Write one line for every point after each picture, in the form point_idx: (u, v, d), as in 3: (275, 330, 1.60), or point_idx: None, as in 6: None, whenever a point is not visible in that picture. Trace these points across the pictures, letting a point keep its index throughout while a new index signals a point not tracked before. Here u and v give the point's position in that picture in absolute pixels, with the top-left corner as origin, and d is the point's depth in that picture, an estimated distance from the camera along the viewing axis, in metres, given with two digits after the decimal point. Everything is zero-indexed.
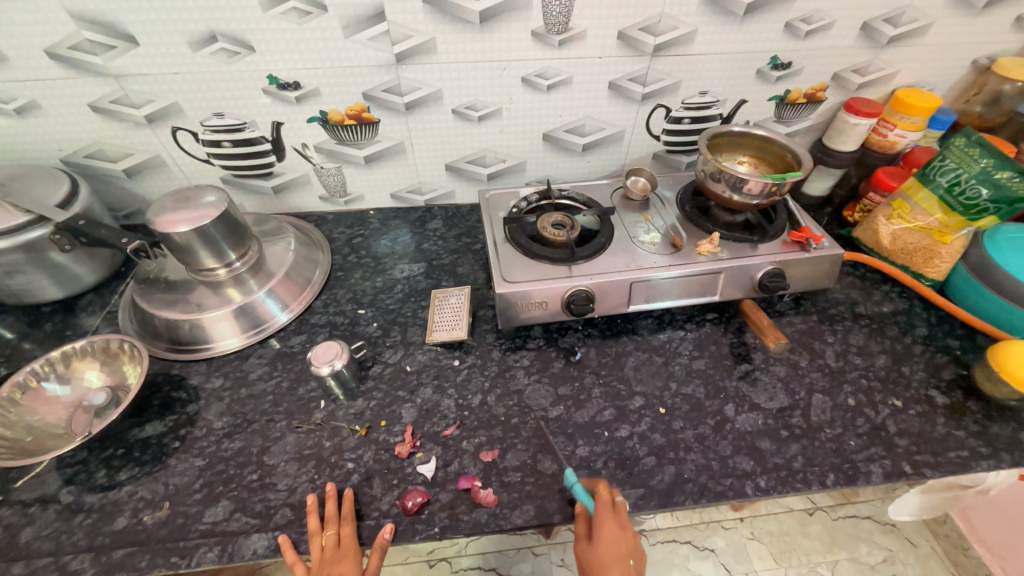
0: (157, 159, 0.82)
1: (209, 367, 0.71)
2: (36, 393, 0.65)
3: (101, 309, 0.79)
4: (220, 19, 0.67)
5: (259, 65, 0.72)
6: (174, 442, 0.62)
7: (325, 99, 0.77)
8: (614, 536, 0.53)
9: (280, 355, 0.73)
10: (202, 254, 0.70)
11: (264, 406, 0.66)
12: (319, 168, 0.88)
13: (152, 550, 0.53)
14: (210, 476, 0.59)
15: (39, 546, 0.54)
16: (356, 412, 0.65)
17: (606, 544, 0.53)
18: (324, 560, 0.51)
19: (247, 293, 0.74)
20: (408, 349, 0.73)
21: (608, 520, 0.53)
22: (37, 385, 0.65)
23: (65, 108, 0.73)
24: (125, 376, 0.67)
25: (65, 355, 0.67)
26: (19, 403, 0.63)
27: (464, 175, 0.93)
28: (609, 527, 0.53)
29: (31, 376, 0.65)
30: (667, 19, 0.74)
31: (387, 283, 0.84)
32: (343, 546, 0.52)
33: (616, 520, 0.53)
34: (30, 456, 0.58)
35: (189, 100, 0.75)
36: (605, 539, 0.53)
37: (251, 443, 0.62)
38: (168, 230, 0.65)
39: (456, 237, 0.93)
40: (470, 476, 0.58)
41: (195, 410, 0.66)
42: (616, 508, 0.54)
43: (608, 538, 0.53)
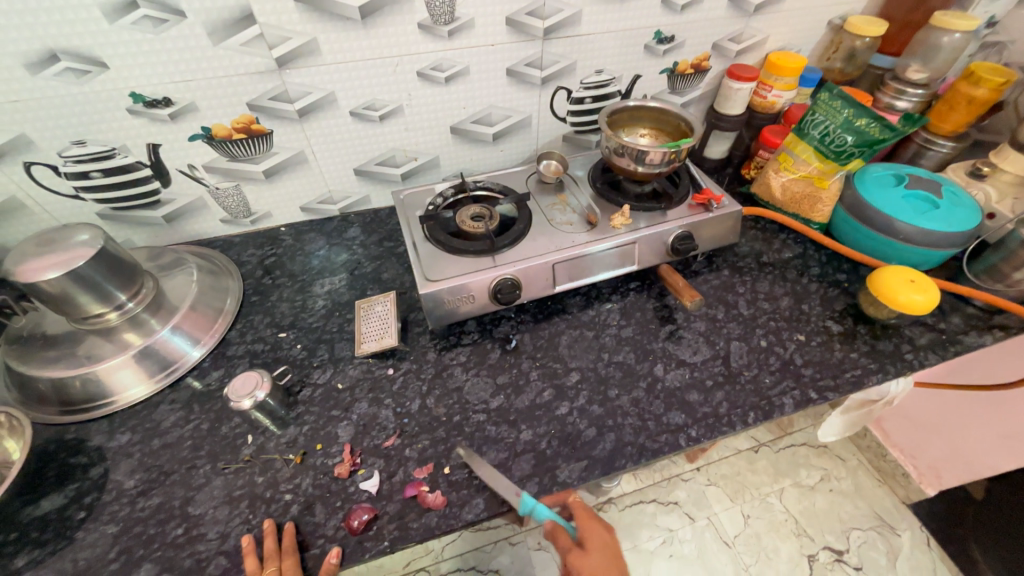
0: (13, 202, 0.72)
1: (112, 424, 0.64)
2: None
3: None
4: (57, 35, 0.59)
5: (118, 83, 0.65)
6: (80, 513, 0.55)
7: (205, 114, 0.71)
8: (596, 537, 0.59)
9: (196, 396, 0.67)
10: (83, 300, 0.62)
11: (182, 453, 0.61)
12: (214, 190, 0.82)
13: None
14: (127, 541, 0.53)
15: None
16: (288, 441, 0.61)
17: (600, 546, 0.58)
18: None
19: (147, 335, 0.68)
20: (338, 366, 0.70)
21: (590, 526, 0.59)
22: None
23: None
24: (9, 451, 0.59)
25: None
26: None
27: (376, 177, 0.90)
28: (591, 530, 0.59)
29: None
30: (551, 2, 0.75)
31: (309, 301, 0.80)
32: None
33: (595, 520, 0.60)
34: None
35: (39, 130, 0.66)
36: (595, 541, 0.59)
37: (172, 496, 0.57)
38: (36, 279, 0.58)
39: (378, 243, 0.90)
40: (417, 482, 0.57)
41: (101, 473, 0.59)
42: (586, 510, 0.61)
43: (594, 536, 0.59)
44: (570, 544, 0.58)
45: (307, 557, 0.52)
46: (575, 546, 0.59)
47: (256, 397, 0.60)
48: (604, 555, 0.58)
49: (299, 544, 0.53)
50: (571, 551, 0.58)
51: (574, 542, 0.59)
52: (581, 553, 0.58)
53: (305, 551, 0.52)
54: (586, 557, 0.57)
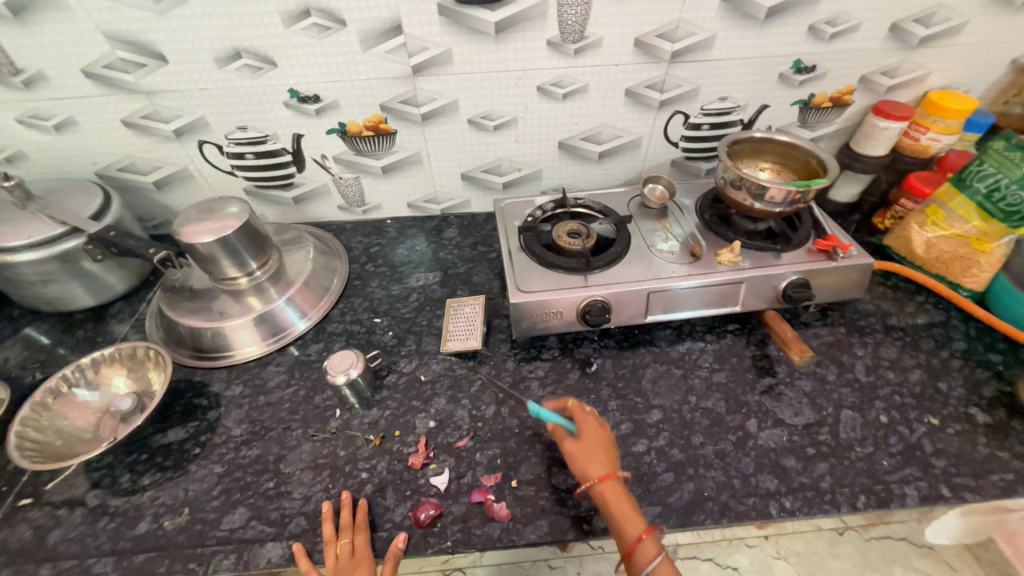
0: (184, 172, 0.85)
1: (229, 375, 0.73)
2: (67, 398, 0.67)
3: (130, 317, 0.82)
4: (244, 36, 0.69)
5: (281, 79, 0.74)
6: (195, 448, 0.63)
7: (343, 112, 0.79)
8: (588, 427, 0.57)
9: (298, 363, 0.74)
10: (224, 263, 0.72)
11: (281, 413, 0.67)
12: (338, 179, 0.90)
13: (171, 555, 0.54)
14: (228, 483, 0.60)
15: (68, 549, 0.55)
16: (370, 422, 0.65)
17: (591, 434, 0.57)
18: (338, 569, 0.50)
19: (267, 301, 0.76)
20: (422, 359, 0.73)
21: (585, 417, 0.59)
22: (68, 390, 0.68)
23: (100, 124, 0.77)
24: (151, 382, 0.69)
25: (94, 362, 0.69)
26: (51, 407, 0.66)
27: (480, 184, 0.93)
28: (586, 420, 0.58)
29: (62, 382, 0.67)
30: (685, 25, 0.73)
31: (403, 292, 0.85)
32: (357, 555, 0.51)
33: (591, 416, 0.59)
34: (60, 459, 0.60)
35: (214, 114, 0.77)
36: (588, 432, 0.57)
37: (268, 451, 0.63)
38: (192, 240, 0.67)
39: (472, 246, 0.93)
40: (484, 489, 0.58)
41: (215, 417, 0.67)
42: (586, 410, 0.60)
43: (590, 428, 0.57)
44: (565, 433, 0.57)
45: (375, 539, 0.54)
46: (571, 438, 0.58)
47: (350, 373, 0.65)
48: (593, 442, 0.56)
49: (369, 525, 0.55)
50: (565, 439, 0.57)
51: (570, 434, 0.58)
52: (573, 440, 0.57)
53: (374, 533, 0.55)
54: (577, 444, 0.56)
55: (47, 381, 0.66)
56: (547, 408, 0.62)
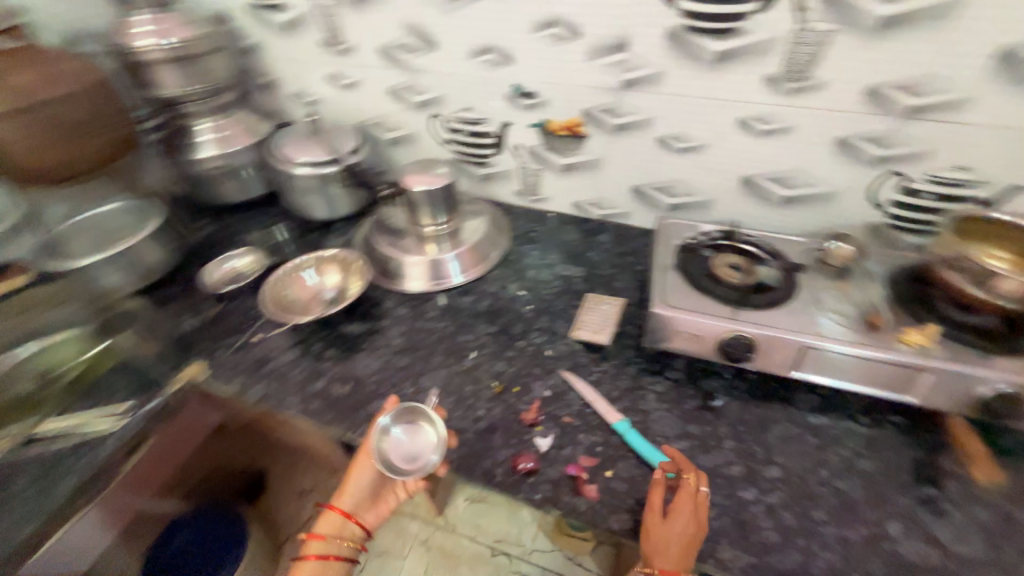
0: (412, 136, 1.05)
1: (399, 299, 0.89)
2: (296, 276, 0.88)
3: (344, 234, 1.05)
4: (498, 37, 0.84)
5: (512, 75, 0.88)
6: (364, 343, 0.80)
7: (550, 111, 0.90)
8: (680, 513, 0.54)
9: (450, 307, 0.87)
10: (423, 211, 0.89)
11: (429, 340, 0.80)
12: (524, 167, 1.02)
13: (332, 412, 0.69)
14: (380, 377, 0.74)
15: (270, 381, 0.74)
16: (496, 372, 0.74)
17: (676, 527, 0.53)
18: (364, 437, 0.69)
19: (440, 251, 0.91)
20: (552, 337, 0.80)
21: (684, 504, 0.55)
22: (298, 271, 0.89)
23: (373, 89, 1.01)
24: (349, 286, 0.87)
25: (320, 258, 0.90)
26: (286, 279, 0.87)
27: (647, 200, 0.96)
28: (683, 510, 0.54)
29: (297, 265, 0.89)
30: (935, 81, 0.66)
31: (549, 276, 0.93)
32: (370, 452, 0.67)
33: (690, 507, 0.55)
34: (282, 317, 0.80)
35: (452, 95, 0.95)
36: (677, 520, 0.53)
37: (413, 364, 0.76)
38: (410, 187, 0.86)
39: (621, 254, 0.97)
40: (578, 466, 0.62)
41: (383, 325, 0.83)
42: (692, 495, 0.55)
43: (680, 518, 0.53)
44: (656, 503, 0.55)
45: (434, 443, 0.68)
46: (658, 513, 0.55)
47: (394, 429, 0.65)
48: (676, 534, 0.52)
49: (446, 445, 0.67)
50: (652, 508, 0.55)
51: (659, 509, 0.55)
52: (658, 518, 0.54)
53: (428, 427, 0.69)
54: (657, 523, 0.53)
55: (289, 262, 0.89)
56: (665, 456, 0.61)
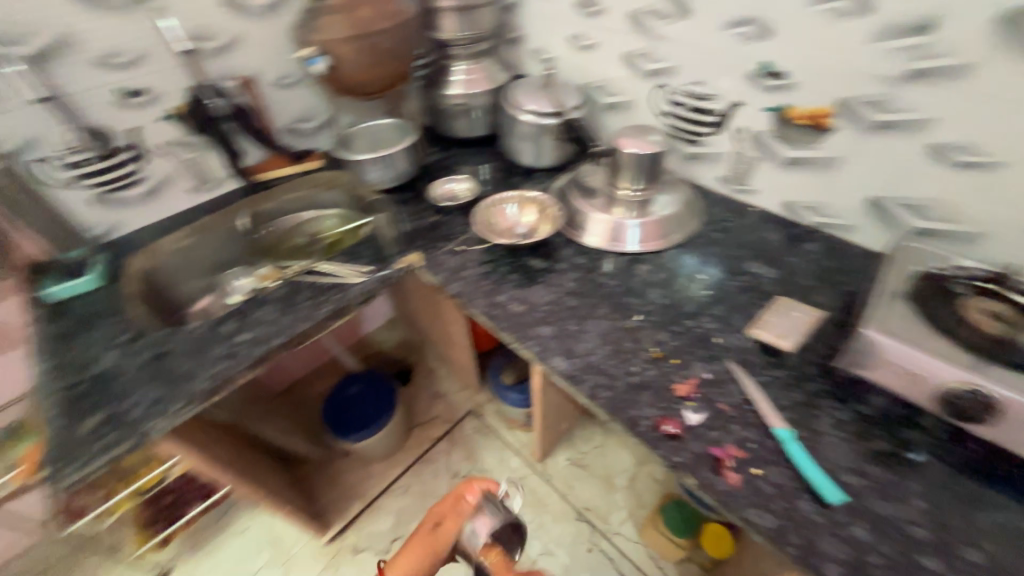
0: (630, 103, 1.08)
1: (578, 250, 0.95)
2: (500, 208, 0.99)
3: (540, 183, 1.15)
4: (763, 9, 0.80)
5: (764, 52, 0.83)
6: (542, 277, 0.88)
7: (797, 95, 0.83)
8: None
9: (625, 270, 0.90)
10: (627, 174, 0.92)
11: (599, 292, 0.84)
12: (739, 153, 0.96)
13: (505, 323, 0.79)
14: (550, 308, 0.81)
15: (465, 282, 0.87)
16: (658, 339, 0.75)
17: None
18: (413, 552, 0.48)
19: (625, 215, 0.94)
20: (724, 327, 0.77)
21: None
22: (503, 204, 0.99)
23: (609, 53, 1.05)
24: (540, 228, 0.94)
25: (524, 198, 0.99)
26: (492, 208, 0.99)
27: (885, 216, 0.82)
28: None
29: (505, 199, 1.00)
30: None
31: (734, 270, 0.88)
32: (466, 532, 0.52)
33: None
34: (485, 236, 0.92)
35: (687, 66, 0.94)
36: None
37: (581, 307, 0.81)
38: (623, 148, 0.89)
39: (827, 269, 0.86)
40: (724, 450, 0.61)
41: (560, 267, 0.90)
42: None
43: None
44: None
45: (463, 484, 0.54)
46: None
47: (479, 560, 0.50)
48: None
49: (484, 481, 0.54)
50: None
51: None
52: None
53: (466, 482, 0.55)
54: None
55: (499, 195, 1.00)
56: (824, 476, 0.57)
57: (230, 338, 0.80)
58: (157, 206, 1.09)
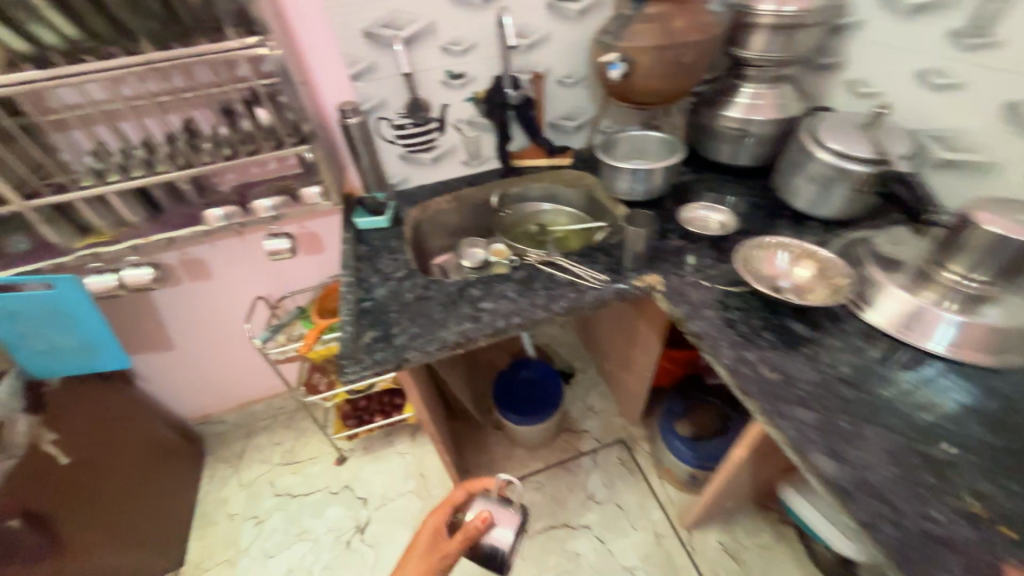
0: (994, 166, 0.84)
1: (857, 328, 0.78)
2: (770, 250, 0.87)
3: (811, 234, 0.99)
4: None
5: None
6: (807, 347, 0.75)
7: None
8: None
9: (925, 375, 0.71)
10: (973, 261, 0.71)
11: (887, 393, 0.68)
12: None
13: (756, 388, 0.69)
14: (819, 390, 0.68)
15: (710, 323, 0.79)
16: (979, 493, 0.58)
17: None
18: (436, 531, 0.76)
19: (938, 305, 0.74)
20: None
21: None
22: (774, 247, 0.87)
23: (980, 99, 0.83)
24: (813, 290, 0.79)
25: (802, 249, 0.86)
26: (761, 246, 0.88)
27: None
28: None
29: (778, 243, 0.88)
30: None
31: None
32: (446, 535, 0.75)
33: None
34: (745, 275, 0.82)
35: None
36: None
37: (861, 405, 0.66)
38: (983, 223, 0.68)
39: None
40: None
41: (831, 342, 0.76)
42: None
43: None
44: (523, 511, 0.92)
45: (431, 519, 0.78)
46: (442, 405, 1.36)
47: (491, 545, 0.77)
48: None
49: (457, 497, 0.82)
50: None
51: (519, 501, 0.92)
52: None
53: (431, 521, 0.78)
54: None
55: (773, 236, 0.89)
56: None
57: (475, 303, 0.89)
58: (437, 172, 1.29)
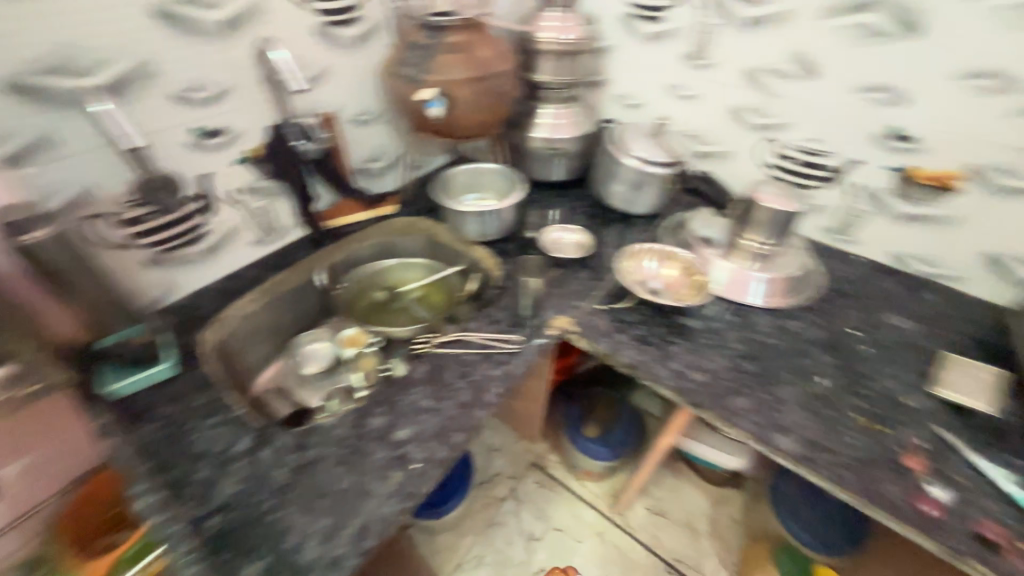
0: (730, 152, 1.09)
1: (717, 306, 0.91)
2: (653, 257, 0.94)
3: (643, 231, 1.12)
4: (899, 76, 0.85)
5: (895, 118, 0.88)
6: (703, 338, 0.84)
7: (923, 160, 0.88)
8: None
9: (779, 329, 0.86)
10: (764, 232, 0.91)
11: (772, 355, 0.81)
12: (853, 208, 0.99)
13: (703, 399, 0.73)
14: (738, 377, 0.77)
15: (632, 349, 0.81)
16: (862, 408, 0.73)
17: None
18: None
19: (751, 269, 0.92)
20: (907, 387, 0.77)
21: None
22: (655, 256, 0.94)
23: (716, 103, 1.06)
24: (683, 287, 0.89)
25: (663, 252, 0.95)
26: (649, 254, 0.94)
27: (1004, 274, 0.89)
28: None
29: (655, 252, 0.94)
30: None
31: (881, 323, 0.89)
32: None
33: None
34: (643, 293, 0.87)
35: (806, 125, 0.97)
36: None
37: (769, 374, 0.78)
38: (760, 201, 0.88)
39: (959, 321, 0.90)
40: (995, 530, 0.59)
41: (719, 329, 0.85)
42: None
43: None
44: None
45: None
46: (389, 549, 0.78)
47: None
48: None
49: None
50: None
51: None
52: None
53: None
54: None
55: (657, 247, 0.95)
56: None
57: (388, 437, 0.67)
58: (219, 264, 0.91)
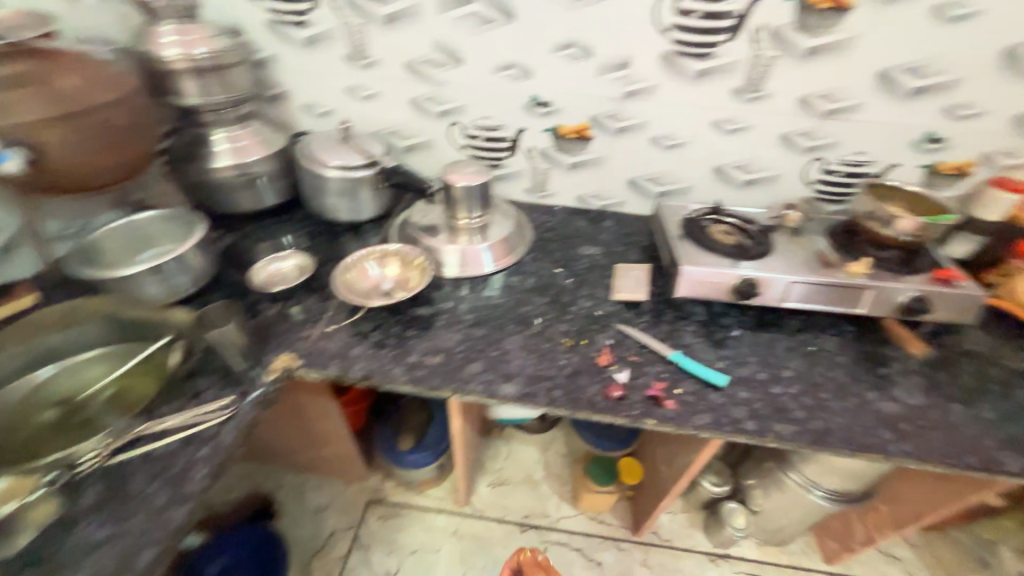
0: (427, 140, 1.15)
1: (447, 286, 0.95)
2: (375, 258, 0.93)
3: (372, 234, 1.10)
4: (517, 53, 1.00)
5: (529, 88, 1.04)
6: (435, 321, 0.87)
7: (562, 117, 1.07)
8: None
9: (501, 288, 0.96)
10: (464, 208, 0.96)
11: (495, 314, 0.89)
12: (536, 166, 1.16)
13: (437, 379, 0.76)
14: (467, 346, 0.82)
15: (366, 358, 0.79)
16: (566, 331, 0.86)
17: None
18: None
19: (472, 244, 0.97)
20: (597, 300, 0.94)
21: None
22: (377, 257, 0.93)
23: (395, 98, 1.09)
24: (411, 279, 0.91)
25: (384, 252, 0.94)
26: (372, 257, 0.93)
27: (641, 191, 1.16)
28: None
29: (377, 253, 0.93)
30: (846, 91, 0.95)
31: (577, 255, 1.07)
32: None
33: None
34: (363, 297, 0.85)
35: (472, 105, 1.07)
36: None
37: (494, 332, 0.85)
38: (454, 182, 0.93)
39: (627, 235, 1.14)
40: (656, 387, 0.77)
41: (448, 307, 0.90)
42: None
43: None
44: None
45: None
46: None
47: None
48: None
49: None
50: None
51: None
52: None
53: None
54: None
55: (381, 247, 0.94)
56: (710, 371, 0.80)
57: None
58: None
